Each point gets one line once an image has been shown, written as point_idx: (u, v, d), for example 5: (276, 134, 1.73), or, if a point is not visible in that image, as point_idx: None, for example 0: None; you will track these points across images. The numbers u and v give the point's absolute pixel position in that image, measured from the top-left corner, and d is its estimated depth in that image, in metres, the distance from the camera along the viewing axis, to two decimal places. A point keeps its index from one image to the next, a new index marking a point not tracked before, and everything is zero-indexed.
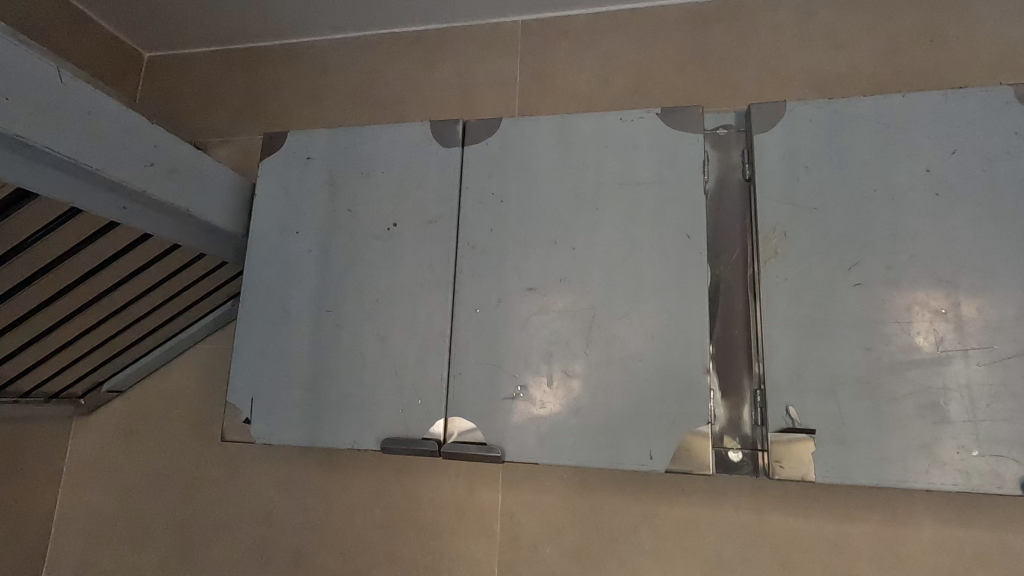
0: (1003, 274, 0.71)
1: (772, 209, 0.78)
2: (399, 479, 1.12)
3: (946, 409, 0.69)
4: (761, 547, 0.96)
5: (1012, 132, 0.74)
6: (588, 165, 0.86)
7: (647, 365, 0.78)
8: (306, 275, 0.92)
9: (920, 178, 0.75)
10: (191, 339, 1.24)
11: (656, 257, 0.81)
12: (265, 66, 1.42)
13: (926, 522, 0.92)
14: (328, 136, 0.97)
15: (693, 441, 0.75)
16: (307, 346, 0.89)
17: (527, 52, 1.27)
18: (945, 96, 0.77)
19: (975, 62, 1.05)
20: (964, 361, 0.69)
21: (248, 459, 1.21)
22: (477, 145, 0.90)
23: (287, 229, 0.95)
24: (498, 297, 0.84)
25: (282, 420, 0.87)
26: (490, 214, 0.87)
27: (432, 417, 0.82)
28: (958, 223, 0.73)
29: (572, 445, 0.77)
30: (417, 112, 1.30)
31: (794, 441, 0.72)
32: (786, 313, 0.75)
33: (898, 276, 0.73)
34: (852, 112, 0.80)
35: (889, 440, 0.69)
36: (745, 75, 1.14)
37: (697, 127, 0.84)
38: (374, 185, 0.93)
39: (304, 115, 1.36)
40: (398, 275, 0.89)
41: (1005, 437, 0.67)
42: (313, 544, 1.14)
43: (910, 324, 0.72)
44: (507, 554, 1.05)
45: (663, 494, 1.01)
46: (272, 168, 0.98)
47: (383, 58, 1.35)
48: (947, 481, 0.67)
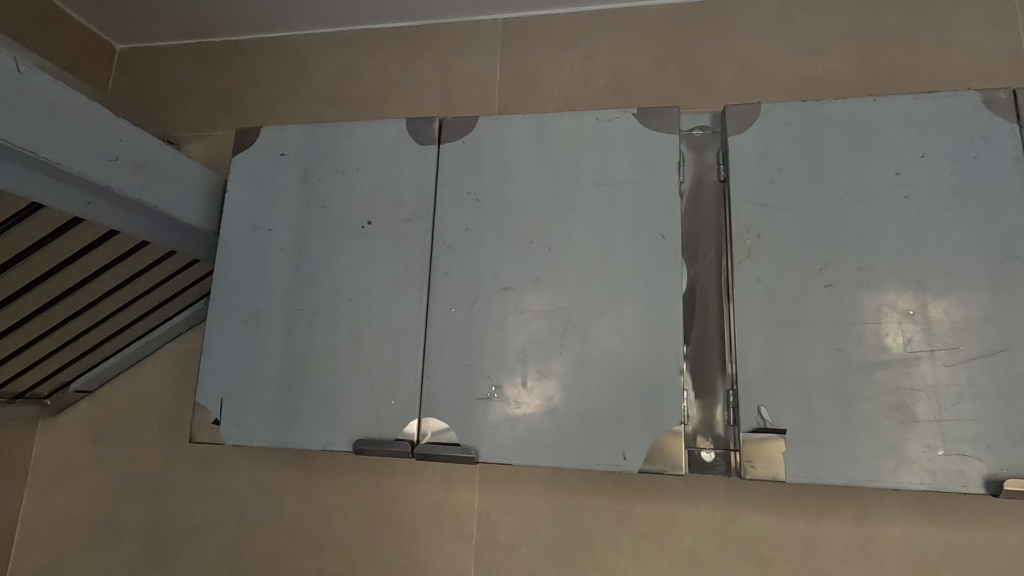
0: (970, 275, 0.72)
1: (746, 210, 0.79)
2: (375, 480, 1.11)
3: (913, 409, 0.70)
4: (736, 546, 0.96)
5: (979, 137, 0.75)
6: (564, 164, 0.86)
7: (622, 365, 0.78)
8: (278, 273, 0.91)
9: (890, 180, 0.76)
10: (161, 338, 1.21)
11: (632, 258, 0.81)
12: (242, 60, 1.40)
13: (896, 520, 0.93)
14: (302, 132, 0.96)
15: (666, 441, 0.75)
16: (279, 346, 0.88)
17: (508, 50, 1.26)
18: (915, 100, 0.78)
19: (945, 68, 1.07)
20: (931, 361, 0.70)
21: (220, 460, 1.18)
22: (453, 143, 0.90)
23: (259, 226, 0.93)
24: (474, 297, 0.83)
25: (252, 421, 0.86)
26: (466, 213, 0.86)
27: (406, 418, 0.81)
28: (927, 226, 0.74)
29: (547, 445, 0.77)
30: (397, 109, 1.28)
31: (765, 441, 0.72)
32: (759, 314, 0.76)
33: (868, 278, 0.74)
34: (826, 115, 0.80)
35: (858, 440, 0.70)
36: (723, 77, 1.15)
37: (673, 128, 0.84)
38: (348, 183, 0.92)
39: (281, 111, 1.34)
40: (372, 274, 0.87)
41: (970, 436, 0.68)
42: (287, 547, 1.12)
43: (879, 325, 0.73)
44: (483, 555, 1.04)
45: (640, 494, 1.01)
46: (244, 164, 0.96)
47: (362, 54, 1.34)
48: (914, 480, 0.68)
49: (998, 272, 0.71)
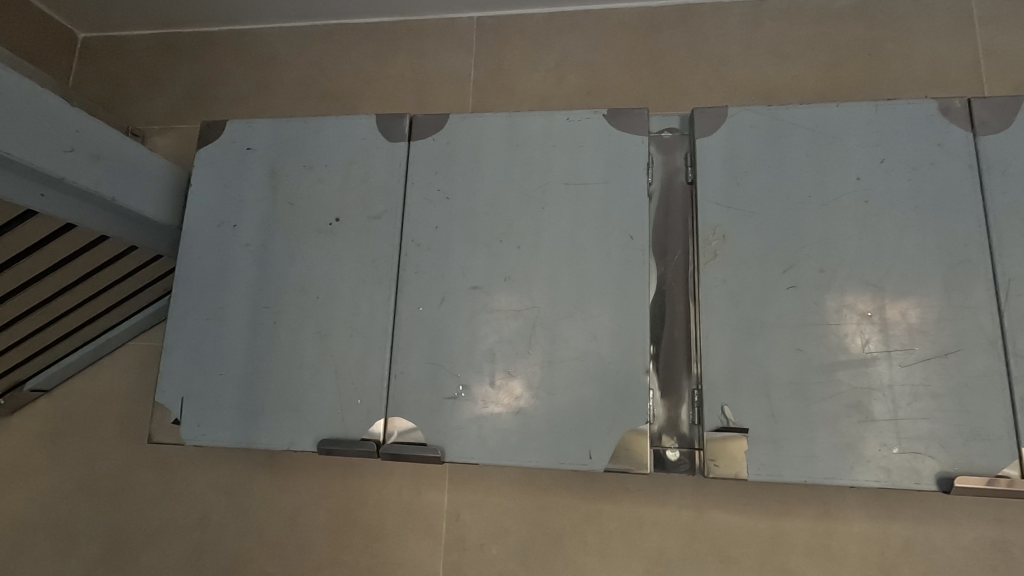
0: (925, 278, 0.74)
1: (712, 211, 0.80)
2: (344, 480, 1.10)
3: (870, 408, 0.71)
4: (702, 544, 0.98)
5: (936, 144, 0.77)
6: (534, 164, 0.86)
7: (590, 365, 0.78)
8: (243, 269, 0.89)
9: (851, 184, 0.78)
10: (122, 336, 1.18)
11: (600, 258, 0.81)
12: (211, 52, 1.37)
13: (856, 517, 0.95)
14: (270, 126, 0.94)
15: (632, 441, 0.75)
16: (242, 344, 0.86)
17: (483, 49, 1.26)
18: (875, 107, 0.80)
19: (907, 77, 1.10)
20: (888, 361, 0.72)
21: (184, 460, 1.16)
22: (423, 140, 0.89)
23: (224, 222, 0.91)
24: (442, 295, 0.83)
25: (214, 421, 0.84)
26: (435, 211, 0.86)
27: (372, 417, 0.80)
28: (886, 230, 0.76)
29: (514, 445, 0.77)
30: (370, 105, 1.27)
31: (729, 440, 0.73)
32: (723, 314, 0.77)
33: (829, 280, 0.76)
34: (790, 119, 0.82)
35: (817, 438, 0.71)
36: (695, 80, 1.16)
37: (642, 129, 0.85)
38: (316, 179, 0.90)
39: (251, 105, 1.31)
40: (339, 271, 0.86)
41: (924, 434, 0.70)
42: (252, 549, 1.10)
43: (839, 326, 0.74)
44: (452, 555, 1.03)
45: (609, 493, 1.02)
46: (209, 158, 0.94)
47: (335, 49, 1.32)
48: (870, 478, 0.70)
49: (952, 275, 0.73)
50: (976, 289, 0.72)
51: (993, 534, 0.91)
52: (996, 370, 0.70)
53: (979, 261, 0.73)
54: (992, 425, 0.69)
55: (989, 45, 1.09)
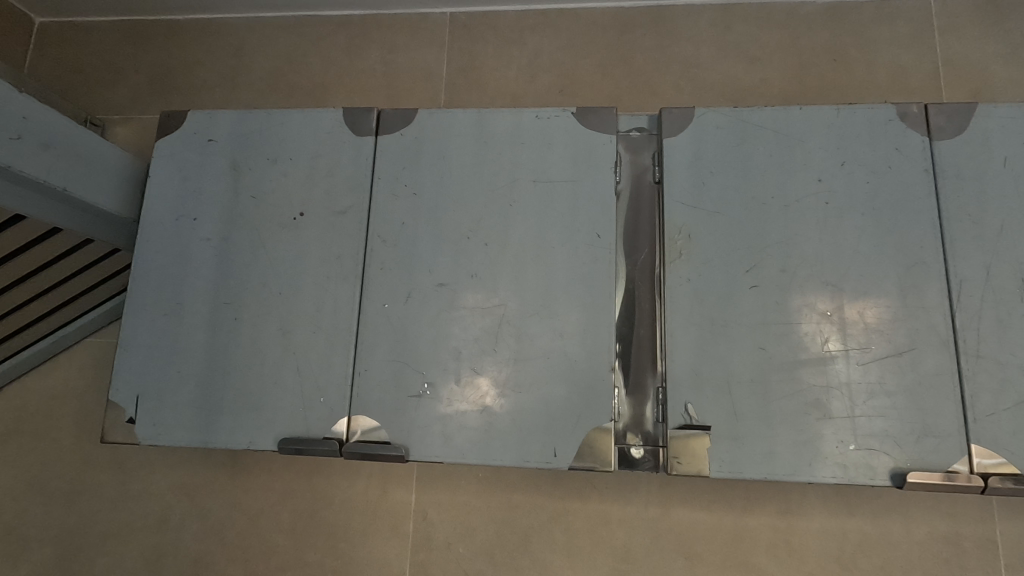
0: (881, 278, 0.76)
1: (678, 211, 0.81)
2: (309, 480, 1.08)
3: (828, 406, 0.73)
4: (668, 541, 0.98)
5: (893, 147, 0.79)
6: (503, 161, 0.85)
7: (555, 363, 0.78)
8: (203, 264, 0.86)
9: (812, 186, 0.79)
10: (76, 333, 1.13)
11: (567, 256, 0.81)
12: (176, 41, 1.33)
13: (817, 512, 0.97)
14: (232, 117, 0.91)
15: (597, 438, 0.75)
16: (201, 342, 0.84)
17: (455, 45, 1.25)
18: (837, 110, 0.82)
19: (870, 82, 1.13)
20: (846, 361, 0.74)
21: (142, 461, 1.12)
22: (391, 135, 0.88)
23: (183, 215, 0.89)
24: (408, 292, 0.82)
25: (170, 419, 0.81)
26: (402, 207, 0.85)
27: (335, 416, 0.79)
28: (845, 231, 0.77)
29: (479, 443, 0.76)
30: (339, 99, 1.25)
31: (692, 437, 0.74)
32: (688, 313, 0.77)
33: (790, 280, 0.77)
34: (755, 121, 0.83)
35: (777, 435, 0.73)
36: (665, 81, 1.17)
37: (611, 128, 0.85)
38: (280, 172, 0.88)
39: (216, 96, 1.28)
40: (303, 267, 0.84)
41: (879, 431, 0.71)
42: (213, 551, 1.07)
43: (799, 325, 0.75)
44: (418, 555, 1.02)
45: (577, 491, 1.02)
46: (168, 149, 0.91)
47: (304, 42, 1.29)
48: (827, 474, 0.71)
49: (907, 276, 0.75)
50: (930, 289, 0.74)
51: (945, 528, 0.94)
52: (947, 369, 0.72)
53: (933, 263, 0.75)
54: (944, 422, 0.71)
55: (947, 54, 1.12)
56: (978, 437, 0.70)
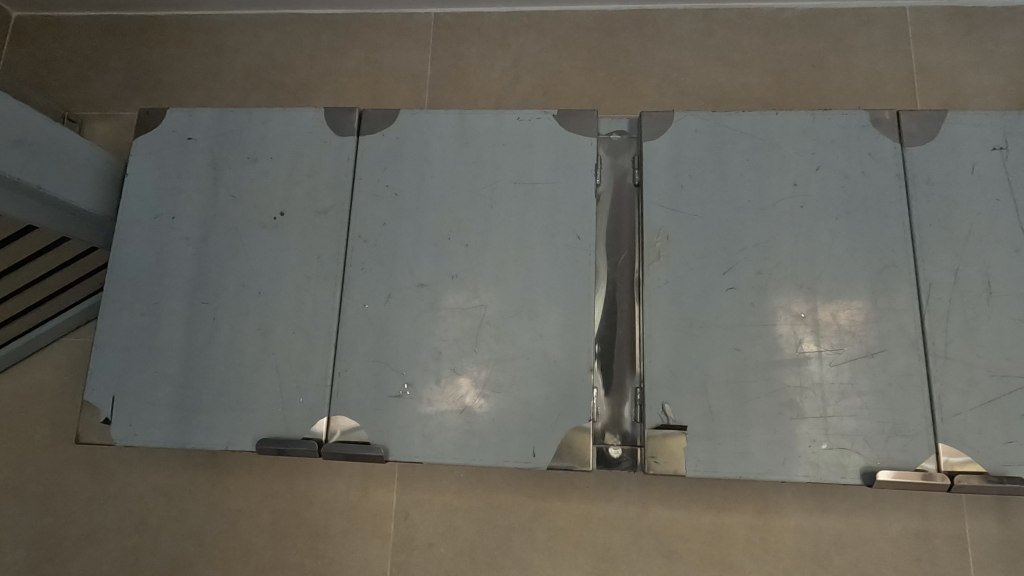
0: (854, 281, 0.77)
1: (656, 213, 0.82)
2: (290, 481, 1.07)
3: (801, 405, 0.74)
4: (647, 539, 0.99)
5: (866, 153, 0.81)
6: (484, 162, 0.86)
7: (535, 363, 0.78)
8: (181, 263, 0.86)
9: (788, 190, 0.81)
10: (52, 333, 1.12)
11: (547, 257, 0.82)
12: (157, 38, 1.31)
13: (793, 510, 0.99)
14: (213, 115, 0.91)
15: (575, 439, 0.76)
16: (179, 341, 0.83)
17: (440, 45, 1.25)
18: (813, 116, 0.83)
19: (847, 89, 1.15)
20: (819, 361, 0.75)
21: (119, 462, 1.11)
22: (372, 135, 0.88)
23: (162, 214, 0.88)
24: (389, 293, 0.82)
25: (147, 420, 0.81)
26: (383, 207, 0.85)
27: (314, 416, 0.79)
28: (820, 235, 0.79)
29: (458, 443, 0.77)
30: (322, 99, 1.24)
31: (669, 436, 0.75)
32: (666, 314, 0.78)
33: (765, 282, 0.78)
34: (732, 126, 0.84)
35: (752, 435, 0.74)
36: (647, 84, 1.18)
37: (591, 131, 0.86)
38: (261, 171, 0.88)
39: (198, 93, 1.27)
40: (283, 267, 0.84)
41: (850, 431, 0.73)
42: (192, 553, 1.06)
43: (775, 326, 0.77)
44: (399, 555, 1.02)
45: (558, 490, 1.03)
46: (147, 147, 0.90)
47: (288, 40, 1.29)
48: (800, 473, 0.72)
49: (879, 279, 0.77)
50: (900, 292, 0.76)
51: (917, 525, 0.96)
52: (916, 369, 0.74)
53: (903, 266, 0.77)
54: (912, 422, 0.72)
55: (922, 62, 1.15)
56: (945, 436, 0.72)
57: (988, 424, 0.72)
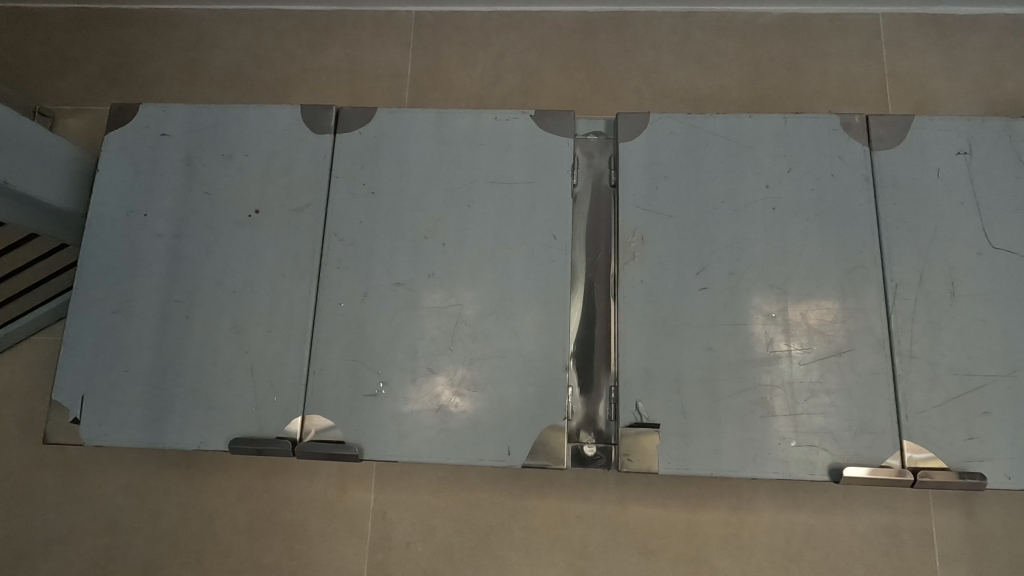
0: (823, 282, 0.79)
1: (632, 213, 0.82)
2: (267, 480, 1.06)
3: (772, 403, 0.75)
4: (623, 537, 1.00)
5: (837, 156, 0.83)
6: (462, 161, 0.86)
7: (510, 362, 0.79)
8: (153, 261, 0.85)
9: (760, 192, 0.82)
10: (20, 332, 1.09)
11: (524, 256, 0.82)
12: (133, 32, 1.29)
13: (766, 507, 1.00)
14: (187, 111, 0.90)
15: (550, 437, 0.76)
16: (151, 340, 0.82)
17: (420, 44, 1.25)
18: (785, 119, 0.85)
19: (822, 93, 1.17)
20: (789, 360, 0.77)
21: (91, 462, 1.09)
22: (349, 133, 0.87)
23: (134, 210, 0.87)
24: (365, 291, 0.82)
25: (117, 419, 0.80)
26: (360, 205, 0.84)
27: (288, 415, 0.78)
28: (791, 236, 0.80)
29: (433, 442, 0.77)
30: (301, 96, 1.23)
31: (642, 435, 0.76)
32: (640, 314, 0.79)
33: (737, 282, 0.79)
34: (707, 128, 0.85)
35: (723, 433, 0.75)
36: (627, 86, 1.19)
37: (568, 131, 0.86)
38: (235, 169, 0.87)
39: (175, 89, 1.25)
40: (257, 265, 0.83)
41: (819, 428, 0.74)
42: (165, 555, 1.05)
43: (746, 325, 0.78)
44: (377, 555, 1.02)
45: (535, 489, 1.03)
46: (119, 143, 0.89)
47: (267, 36, 1.28)
48: (771, 470, 0.74)
49: (847, 279, 0.78)
50: (868, 292, 0.78)
51: (886, 521, 0.99)
52: (882, 368, 0.75)
53: (871, 267, 0.79)
54: (878, 419, 0.74)
55: (894, 68, 1.17)
56: (910, 433, 0.74)
57: (951, 422, 0.74)
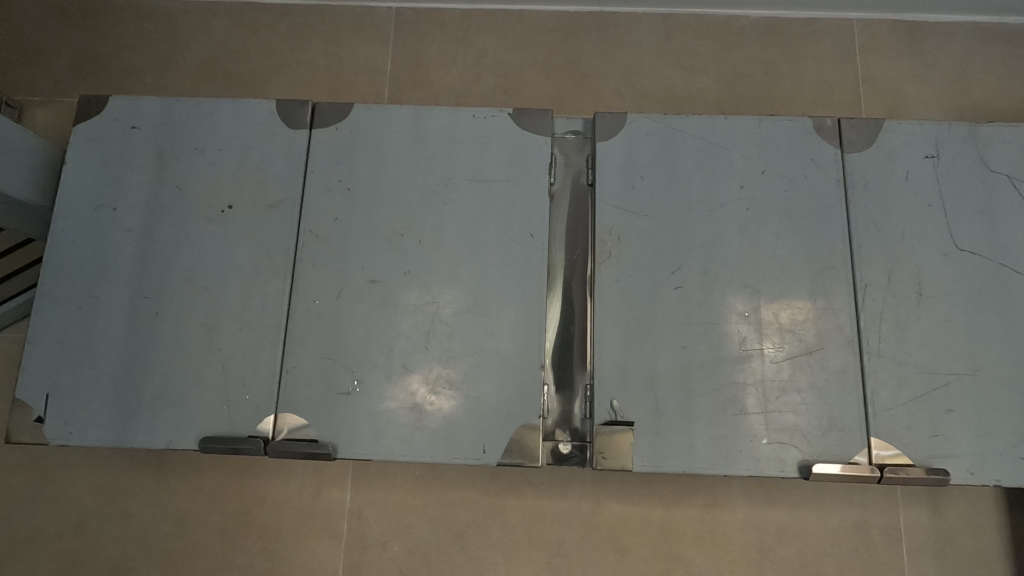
0: (795, 282, 0.80)
1: (608, 213, 0.83)
2: (240, 480, 1.05)
3: (744, 401, 0.76)
4: (600, 535, 1.01)
5: (809, 158, 0.84)
6: (438, 159, 0.85)
7: (486, 360, 0.79)
8: (122, 257, 0.83)
9: (735, 192, 0.83)
10: None
11: (500, 254, 0.82)
12: (106, 24, 1.26)
13: (740, 504, 1.02)
14: (158, 104, 0.88)
15: (525, 436, 0.77)
16: (119, 337, 0.80)
17: (400, 41, 1.24)
18: (759, 121, 0.86)
19: (798, 96, 1.19)
20: (761, 359, 0.78)
21: (57, 462, 1.07)
22: (325, 129, 0.86)
23: (102, 204, 0.85)
24: (340, 288, 0.81)
25: (83, 418, 0.78)
26: (336, 202, 0.84)
27: (261, 414, 0.77)
28: (764, 237, 0.82)
29: (408, 441, 0.76)
30: (279, 90, 1.22)
31: (617, 433, 0.76)
32: (615, 313, 0.80)
33: (711, 281, 0.80)
34: (683, 128, 0.86)
35: (696, 430, 0.76)
36: (606, 86, 1.20)
37: (546, 129, 0.86)
38: (208, 163, 0.86)
39: (148, 81, 1.23)
40: (230, 261, 0.82)
41: (789, 426, 0.76)
42: (135, 557, 1.03)
43: (720, 324, 0.79)
44: (353, 555, 1.01)
45: (512, 487, 1.03)
46: (87, 136, 0.87)
47: (244, 29, 1.26)
48: (742, 467, 0.75)
49: (818, 279, 0.80)
50: (838, 292, 0.79)
51: (856, 517, 1.00)
52: (851, 367, 0.77)
53: (842, 267, 0.80)
54: (847, 416, 0.76)
55: (867, 73, 1.19)
56: (877, 431, 0.75)
57: (917, 419, 0.75)
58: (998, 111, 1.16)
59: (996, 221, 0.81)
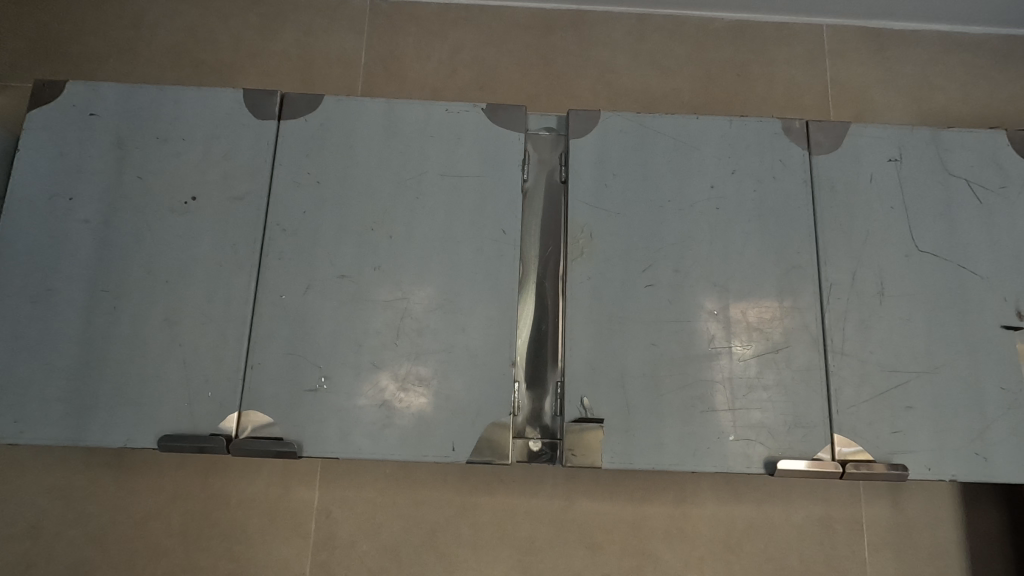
0: (763, 282, 0.81)
1: (581, 210, 0.83)
2: (204, 480, 1.02)
3: (712, 399, 0.77)
4: (570, 531, 1.01)
5: (778, 159, 0.85)
6: (411, 153, 0.84)
7: (456, 357, 0.78)
8: (79, 248, 0.80)
9: (705, 192, 0.84)
10: None
11: (472, 250, 0.81)
12: (65, 6, 1.21)
13: (709, 501, 1.03)
14: (119, 90, 0.85)
15: (495, 433, 0.76)
16: (75, 331, 0.77)
17: (374, 33, 1.22)
18: (730, 122, 0.87)
19: (769, 98, 1.21)
20: (729, 356, 0.79)
21: (9, 462, 1.02)
22: (294, 120, 0.84)
23: (58, 193, 0.81)
24: (308, 283, 0.79)
25: (35, 415, 0.75)
26: (304, 195, 0.82)
27: (224, 411, 0.75)
28: (734, 236, 0.82)
29: (376, 439, 0.75)
30: (249, 80, 1.19)
31: (586, 430, 0.76)
32: (587, 310, 0.80)
33: (682, 280, 0.81)
34: (656, 127, 0.86)
35: (665, 427, 0.76)
36: (582, 85, 1.20)
37: (519, 125, 0.86)
38: (171, 153, 0.83)
39: (111, 67, 1.19)
40: (194, 254, 0.80)
41: (756, 422, 0.77)
42: (92, 559, 0.99)
43: (690, 322, 0.79)
44: (320, 555, 1.00)
45: (484, 485, 1.02)
46: (43, 122, 0.84)
47: (213, 16, 1.22)
48: (709, 464, 0.75)
49: (785, 279, 0.81)
50: (804, 292, 0.81)
51: (820, 512, 1.03)
52: (816, 365, 0.78)
53: (808, 267, 0.81)
54: (812, 414, 0.77)
55: (836, 77, 1.22)
56: (840, 427, 0.77)
57: (878, 416, 0.77)
58: (959, 118, 1.19)
59: (955, 224, 0.83)
